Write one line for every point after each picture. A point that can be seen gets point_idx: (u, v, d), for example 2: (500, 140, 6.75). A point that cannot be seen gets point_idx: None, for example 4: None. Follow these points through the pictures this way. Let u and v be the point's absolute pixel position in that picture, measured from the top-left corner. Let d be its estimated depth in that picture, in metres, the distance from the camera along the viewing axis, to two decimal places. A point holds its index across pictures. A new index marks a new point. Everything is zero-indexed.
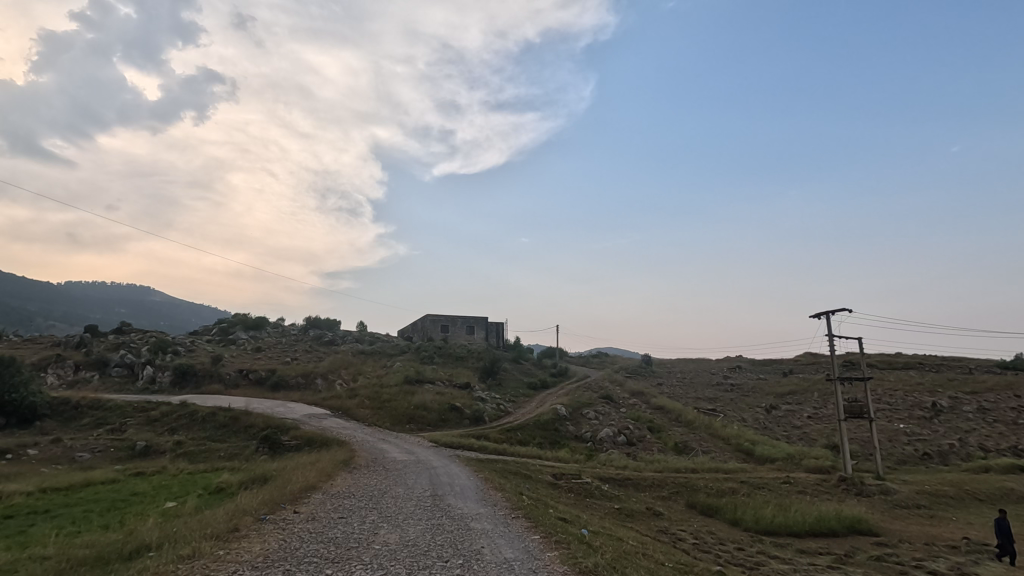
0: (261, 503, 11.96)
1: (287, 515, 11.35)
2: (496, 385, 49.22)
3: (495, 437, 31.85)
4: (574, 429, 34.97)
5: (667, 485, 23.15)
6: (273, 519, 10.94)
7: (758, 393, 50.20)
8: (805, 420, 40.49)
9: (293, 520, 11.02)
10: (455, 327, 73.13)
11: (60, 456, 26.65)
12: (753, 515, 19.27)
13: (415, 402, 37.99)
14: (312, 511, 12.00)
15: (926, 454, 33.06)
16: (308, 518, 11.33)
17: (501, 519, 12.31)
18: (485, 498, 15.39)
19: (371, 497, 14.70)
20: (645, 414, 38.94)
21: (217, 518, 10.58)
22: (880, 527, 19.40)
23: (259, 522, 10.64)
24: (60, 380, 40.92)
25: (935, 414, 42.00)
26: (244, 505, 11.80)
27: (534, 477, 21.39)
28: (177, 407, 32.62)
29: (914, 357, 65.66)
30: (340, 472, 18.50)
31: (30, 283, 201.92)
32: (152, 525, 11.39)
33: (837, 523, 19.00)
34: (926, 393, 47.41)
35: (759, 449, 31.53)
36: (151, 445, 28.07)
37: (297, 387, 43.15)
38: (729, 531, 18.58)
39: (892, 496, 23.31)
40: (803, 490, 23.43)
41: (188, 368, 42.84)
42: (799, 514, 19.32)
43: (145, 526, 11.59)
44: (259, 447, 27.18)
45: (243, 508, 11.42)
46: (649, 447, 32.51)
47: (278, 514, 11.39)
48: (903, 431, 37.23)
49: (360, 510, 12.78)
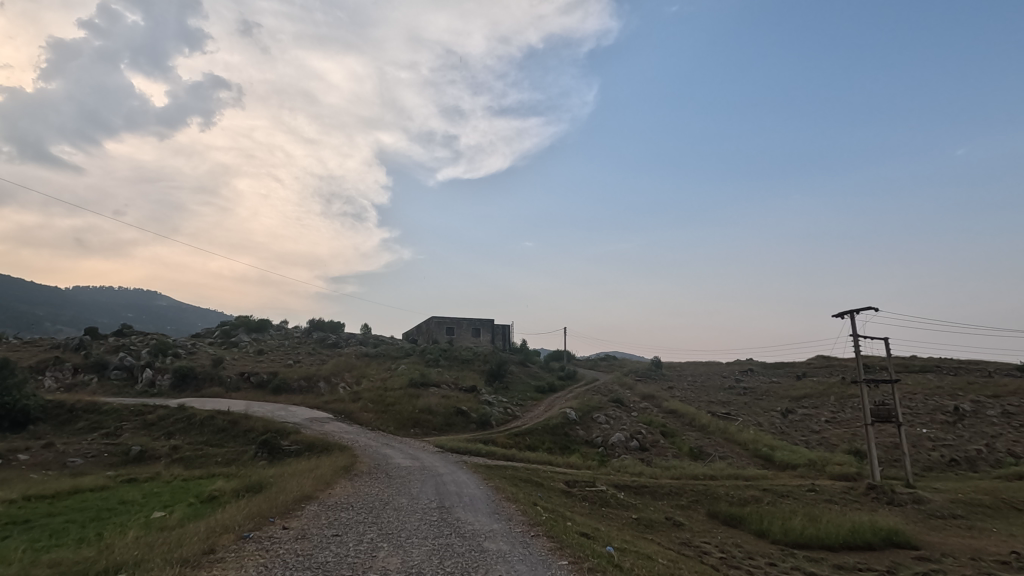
0: (246, 517, 10.85)
1: (274, 532, 10.23)
2: (504, 388, 48.01)
3: (503, 441, 30.67)
4: (585, 434, 33.75)
5: (686, 493, 21.89)
6: (258, 537, 9.82)
7: (772, 396, 48.82)
8: (823, 424, 39.14)
9: (280, 539, 9.89)
10: (461, 329, 72.02)
11: (52, 462, 25.64)
12: (782, 526, 18.02)
13: (420, 406, 36.91)
14: (302, 528, 10.89)
15: (953, 460, 31.61)
16: (298, 537, 10.19)
17: (519, 539, 11.11)
18: (499, 510, 14.17)
19: (371, 509, 13.57)
20: (658, 418, 37.62)
21: (193, 536, 9.49)
22: (918, 540, 18.09)
23: (240, 541, 9.53)
24: (58, 384, 39.99)
25: (958, 418, 40.51)
26: (227, 520, 10.69)
27: (546, 485, 20.21)
28: (175, 410, 31.60)
29: (932, 360, 63.92)
30: (340, 480, 17.38)
31: (36, 288, 202.05)
32: (126, 541, 10.32)
33: (872, 535, 17.71)
34: (946, 397, 46.03)
35: (780, 455, 30.15)
36: (146, 450, 27.07)
37: (300, 390, 42.08)
38: (757, 544, 17.29)
39: (925, 505, 21.98)
40: (830, 498, 22.14)
41: (188, 370, 41.85)
42: (831, 526, 18.06)
43: (120, 541, 10.54)
44: (258, 452, 26.14)
45: (225, 523, 10.33)
46: (663, 453, 31.29)
47: (263, 531, 10.28)
48: (928, 436, 35.76)
49: (358, 525, 11.64)
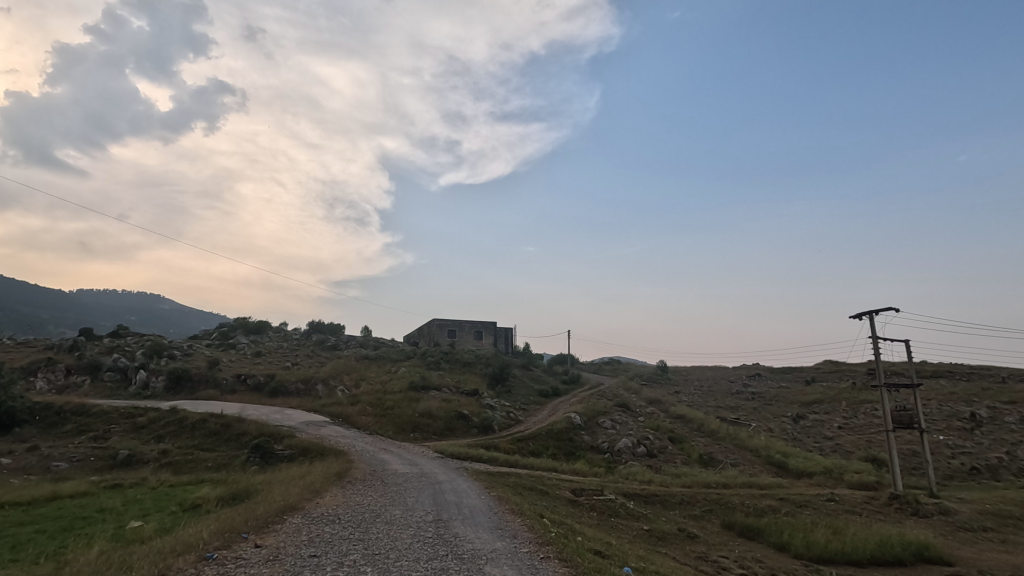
0: (214, 533, 9.74)
1: (242, 552, 9.13)
2: (506, 392, 46.80)
3: (505, 446, 29.60)
4: (590, 439, 32.62)
5: (699, 502, 20.73)
6: (222, 559, 8.71)
7: (782, 401, 47.56)
8: (837, 430, 37.89)
9: (248, 562, 8.75)
10: (463, 332, 70.96)
11: (35, 466, 24.66)
12: (804, 540, 16.84)
13: (421, 409, 35.88)
14: (277, 546, 9.75)
15: (975, 469, 30.34)
16: (269, 558, 9.05)
17: (526, 562, 9.94)
18: (502, 525, 13.04)
19: (361, 523, 12.46)
20: (666, 423, 36.45)
21: (146, 558, 8.37)
22: (950, 555, 16.92)
23: (200, 564, 8.46)
24: (49, 386, 39.05)
25: (976, 425, 39.16)
26: (192, 535, 9.60)
27: (551, 493, 19.13)
28: (166, 413, 30.59)
29: (944, 365, 62.44)
30: (331, 488, 16.30)
31: (36, 288, 202.16)
32: (77, 560, 9.20)
33: (902, 550, 16.58)
34: (962, 403, 44.64)
35: (793, 462, 28.96)
36: (134, 454, 26.02)
37: (297, 392, 40.98)
38: (779, 558, 16.13)
39: (953, 517, 20.81)
40: (852, 509, 20.96)
41: (183, 372, 40.78)
42: (857, 539, 16.90)
43: (73, 559, 9.44)
44: (250, 457, 25.03)
45: (189, 541, 9.21)
46: (672, 459, 30.17)
47: (231, 550, 9.18)
48: (947, 443, 34.45)
49: (341, 543, 10.50)
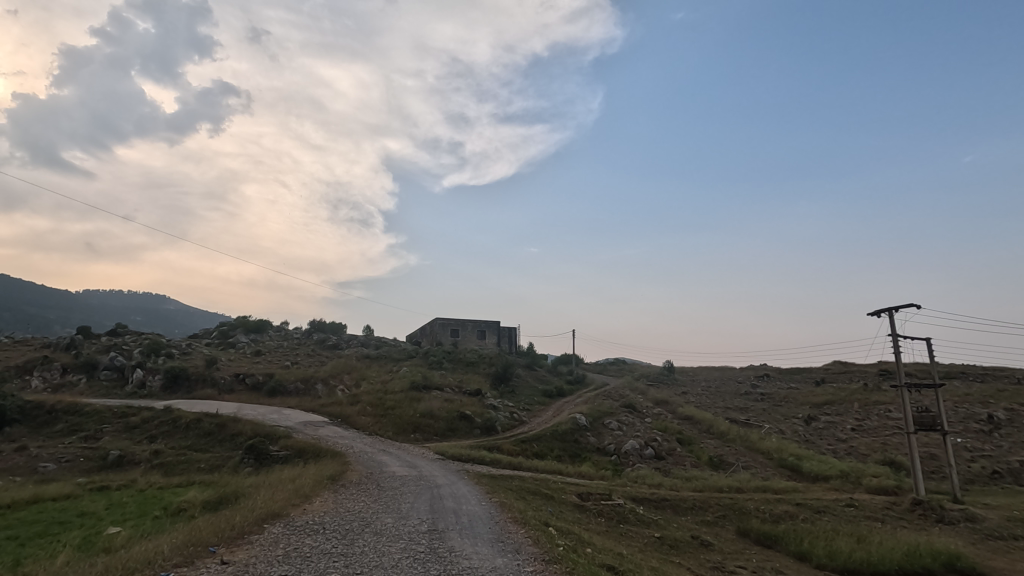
0: (176, 548, 8.77)
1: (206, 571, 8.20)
2: (509, 393, 45.89)
3: (508, 448, 28.68)
4: (596, 441, 31.60)
5: (712, 507, 19.70)
6: None
7: (792, 402, 46.47)
8: (850, 432, 36.85)
9: None
10: (466, 331, 70.20)
11: (22, 467, 23.87)
12: (826, 548, 15.88)
13: (422, 409, 35.02)
14: (246, 563, 8.81)
15: (996, 473, 29.17)
16: None
17: None
18: (503, 537, 12.05)
19: (348, 534, 11.53)
20: (674, 424, 35.45)
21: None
22: (982, 564, 15.87)
23: None
24: (44, 385, 38.33)
25: (994, 428, 37.91)
26: (152, 548, 8.72)
27: (556, 498, 18.13)
28: (160, 413, 29.73)
29: (956, 366, 61.23)
30: (321, 493, 15.38)
31: (40, 288, 202.86)
32: None
33: (932, 560, 15.54)
34: (978, 405, 43.41)
35: (808, 465, 27.91)
36: (125, 454, 25.20)
37: (296, 392, 40.12)
38: (800, 569, 15.14)
39: (981, 524, 19.74)
40: (874, 516, 19.88)
41: (179, 371, 39.95)
42: (883, 548, 15.88)
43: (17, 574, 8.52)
44: (244, 458, 24.20)
45: (142, 558, 8.24)
46: (681, 461, 29.17)
47: (192, 568, 8.28)
48: (965, 446, 33.25)
49: (320, 559, 9.54)
